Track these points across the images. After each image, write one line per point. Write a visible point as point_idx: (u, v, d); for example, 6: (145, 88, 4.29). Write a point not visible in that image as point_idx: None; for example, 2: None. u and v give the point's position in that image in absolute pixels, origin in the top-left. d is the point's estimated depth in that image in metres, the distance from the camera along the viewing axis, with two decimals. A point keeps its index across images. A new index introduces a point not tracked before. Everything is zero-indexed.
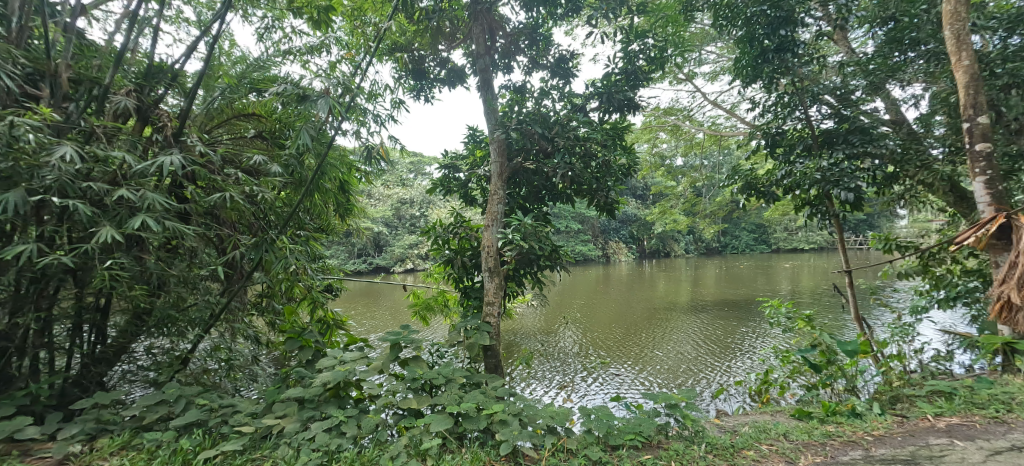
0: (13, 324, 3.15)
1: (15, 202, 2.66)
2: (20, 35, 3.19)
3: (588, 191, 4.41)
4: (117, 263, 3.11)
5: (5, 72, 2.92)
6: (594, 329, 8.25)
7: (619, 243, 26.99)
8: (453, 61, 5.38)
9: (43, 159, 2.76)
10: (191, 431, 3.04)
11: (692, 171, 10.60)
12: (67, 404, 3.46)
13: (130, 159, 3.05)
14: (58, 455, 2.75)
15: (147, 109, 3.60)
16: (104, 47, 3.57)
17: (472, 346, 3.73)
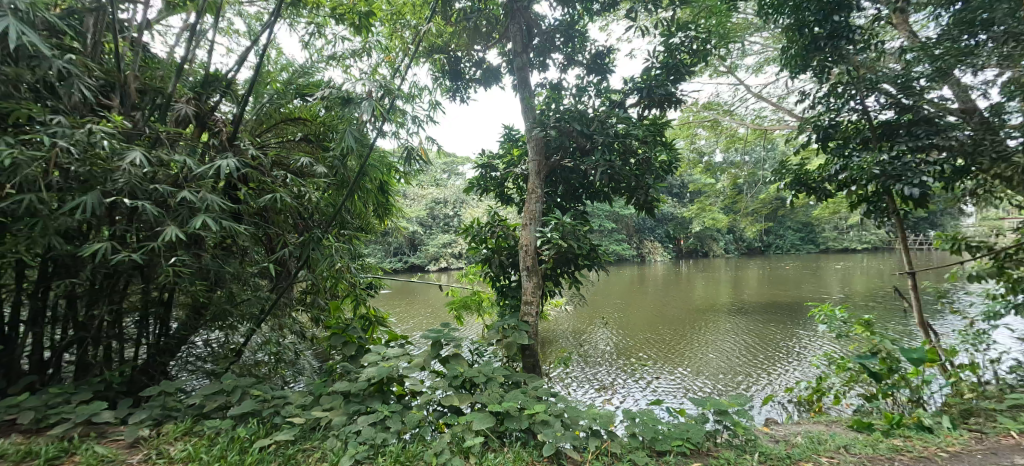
0: (90, 316, 3.43)
1: (92, 204, 2.86)
2: (95, 50, 3.44)
3: (627, 189, 4.32)
4: (180, 260, 3.31)
5: (83, 84, 3.17)
6: (633, 330, 8.09)
7: (656, 242, 26.39)
8: (488, 61, 5.38)
9: (115, 164, 2.96)
10: (247, 421, 3.19)
11: (733, 167, 10.24)
12: (135, 391, 3.72)
13: (191, 163, 3.22)
14: (129, 438, 2.94)
15: (205, 115, 3.82)
16: (166, 60, 3.92)
17: (510, 346, 3.75)
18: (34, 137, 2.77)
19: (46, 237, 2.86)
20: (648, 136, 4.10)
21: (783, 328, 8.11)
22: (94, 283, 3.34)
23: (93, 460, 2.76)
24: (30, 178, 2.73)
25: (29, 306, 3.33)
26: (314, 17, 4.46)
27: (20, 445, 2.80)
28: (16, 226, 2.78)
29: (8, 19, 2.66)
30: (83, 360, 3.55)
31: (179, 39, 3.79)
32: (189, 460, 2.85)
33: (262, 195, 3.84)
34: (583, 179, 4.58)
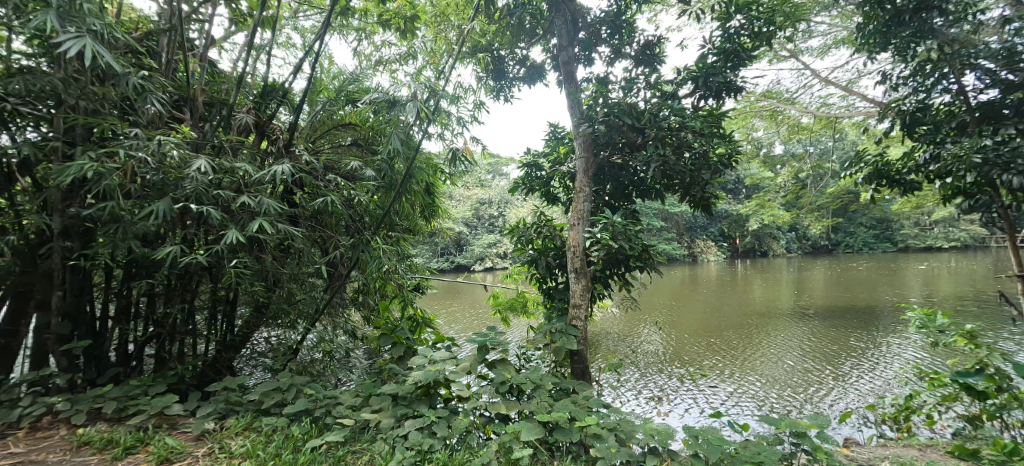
0: (165, 313, 3.61)
1: (162, 211, 2.98)
2: (169, 67, 3.65)
3: (681, 186, 4.05)
4: (241, 262, 3.40)
5: (157, 98, 3.34)
6: (687, 335, 7.70)
7: (708, 241, 25.30)
8: (532, 58, 5.23)
9: (185, 172, 3.07)
10: (300, 419, 3.22)
11: (795, 160, 9.59)
12: (204, 385, 3.88)
13: (250, 169, 3.30)
14: (195, 431, 3.03)
15: (264, 124, 3.95)
16: (231, 73, 4.09)
17: (559, 351, 3.61)
18: (114, 149, 2.94)
19: (126, 241, 3.01)
20: (706, 128, 3.80)
21: (857, 335, 7.44)
22: (168, 284, 3.50)
23: (162, 452, 2.86)
24: (111, 187, 2.91)
25: (116, 303, 3.57)
26: (362, 23, 4.51)
27: (102, 434, 2.98)
28: (102, 231, 2.98)
29: (85, 39, 2.74)
30: (160, 354, 3.75)
31: (241, 53, 3.96)
32: (248, 456, 2.89)
33: (315, 199, 3.91)
34: (633, 176, 4.36)
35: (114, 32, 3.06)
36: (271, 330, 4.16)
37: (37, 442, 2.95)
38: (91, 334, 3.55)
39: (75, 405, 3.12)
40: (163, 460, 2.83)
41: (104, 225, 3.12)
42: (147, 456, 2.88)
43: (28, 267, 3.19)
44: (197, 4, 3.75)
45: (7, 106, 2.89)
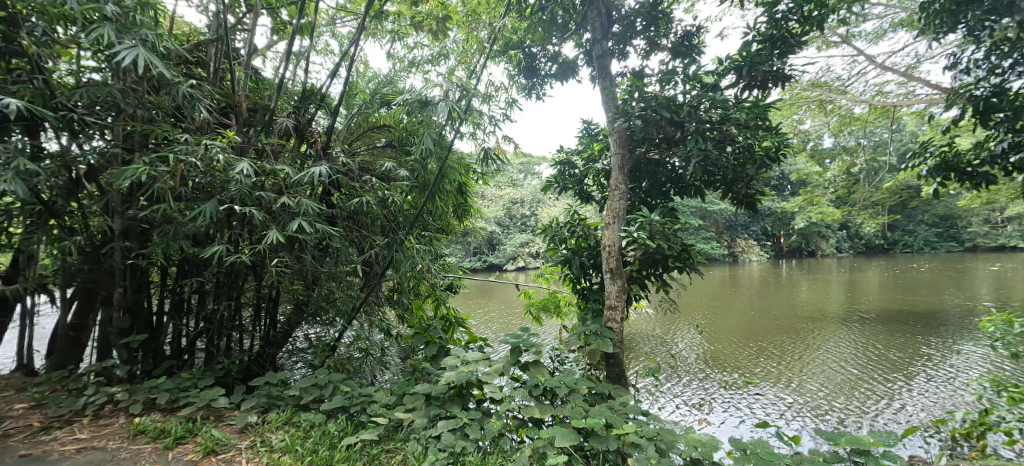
0: (214, 310, 3.73)
1: (209, 212, 3.06)
2: (216, 76, 3.79)
3: (723, 182, 3.84)
4: (282, 261, 3.46)
5: (204, 105, 3.45)
6: (728, 339, 7.39)
7: (749, 240, 24.34)
8: (564, 55, 5.11)
9: (229, 174, 3.14)
10: (337, 416, 3.23)
11: (846, 153, 9.05)
12: (249, 379, 3.99)
13: (289, 171, 3.34)
14: (239, 424, 3.08)
15: (303, 127, 4.03)
16: (273, 80, 4.23)
17: (593, 353, 3.50)
18: (166, 154, 3.04)
19: (177, 241, 3.12)
20: (751, 121, 3.58)
21: (918, 342, 6.93)
22: (216, 281, 3.60)
23: (209, 443, 2.91)
24: (164, 190, 3.02)
25: (170, 299, 3.73)
26: (396, 26, 4.53)
27: (155, 424, 3.08)
28: (157, 232, 3.11)
29: (138, 48, 2.86)
30: (210, 348, 3.87)
31: (282, 60, 4.07)
32: (287, 451, 2.92)
33: (351, 199, 3.93)
34: (671, 172, 4.19)
35: (165, 42, 3.21)
36: (311, 326, 4.21)
37: (99, 429, 3.10)
38: (147, 328, 3.71)
39: (133, 396, 3.28)
40: (209, 451, 2.89)
41: (158, 226, 3.25)
42: (195, 446, 2.95)
43: (94, 266, 3.52)
44: (241, 15, 3.88)
45: (74, 116, 3.06)
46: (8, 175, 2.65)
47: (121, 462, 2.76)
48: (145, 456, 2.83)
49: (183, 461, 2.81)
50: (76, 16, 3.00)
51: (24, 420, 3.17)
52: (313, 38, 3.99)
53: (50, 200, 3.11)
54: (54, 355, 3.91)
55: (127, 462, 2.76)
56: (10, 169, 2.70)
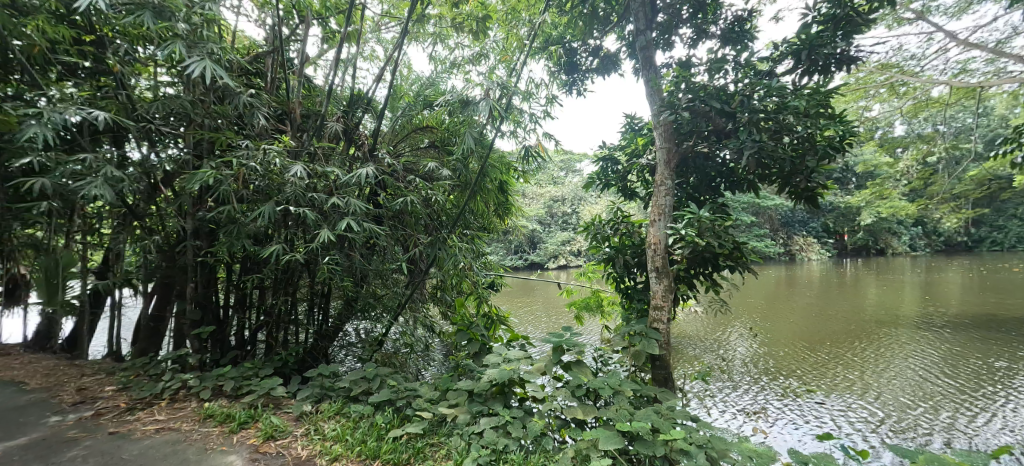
0: (273, 304, 3.88)
1: (268, 213, 3.18)
2: (273, 84, 3.96)
3: (779, 176, 3.60)
4: (333, 259, 3.55)
5: (262, 112, 3.62)
6: (784, 343, 7.01)
7: (808, 238, 22.97)
8: (606, 48, 4.96)
9: (284, 177, 3.24)
10: (385, 409, 3.26)
11: (921, 141, 8.34)
12: (304, 371, 4.12)
13: (338, 172, 3.41)
14: (295, 412, 3.17)
15: (351, 131, 4.13)
16: (323, 87, 4.35)
17: (638, 355, 3.39)
18: (230, 159, 3.20)
19: (239, 240, 3.27)
20: (812, 109, 3.32)
21: (1005, 352, 6.29)
22: (275, 278, 3.76)
23: (268, 429, 3.01)
24: (227, 193, 3.19)
25: (235, 294, 3.93)
26: (438, 27, 4.54)
27: (221, 409, 3.23)
28: (222, 232, 3.29)
29: (205, 61, 3.04)
30: (270, 340, 4.01)
31: (331, 66, 4.20)
32: (338, 440, 2.98)
33: (396, 199, 3.98)
34: (722, 166, 3.97)
35: (230, 55, 3.39)
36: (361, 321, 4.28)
37: (174, 411, 3.30)
38: (215, 321, 3.93)
39: (203, 382, 3.46)
40: (269, 437, 2.99)
41: (223, 226, 3.43)
42: (256, 431, 3.06)
43: (170, 263, 3.88)
44: (294, 26, 4.05)
45: (151, 127, 3.42)
46: (97, 180, 2.96)
47: (191, 443, 2.91)
48: (213, 438, 2.97)
49: (246, 444, 2.92)
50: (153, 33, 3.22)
51: (112, 401, 3.44)
52: (360, 44, 4.07)
53: (133, 204, 3.51)
54: (138, 343, 4.31)
55: (196, 443, 2.91)
56: (99, 175, 3.02)
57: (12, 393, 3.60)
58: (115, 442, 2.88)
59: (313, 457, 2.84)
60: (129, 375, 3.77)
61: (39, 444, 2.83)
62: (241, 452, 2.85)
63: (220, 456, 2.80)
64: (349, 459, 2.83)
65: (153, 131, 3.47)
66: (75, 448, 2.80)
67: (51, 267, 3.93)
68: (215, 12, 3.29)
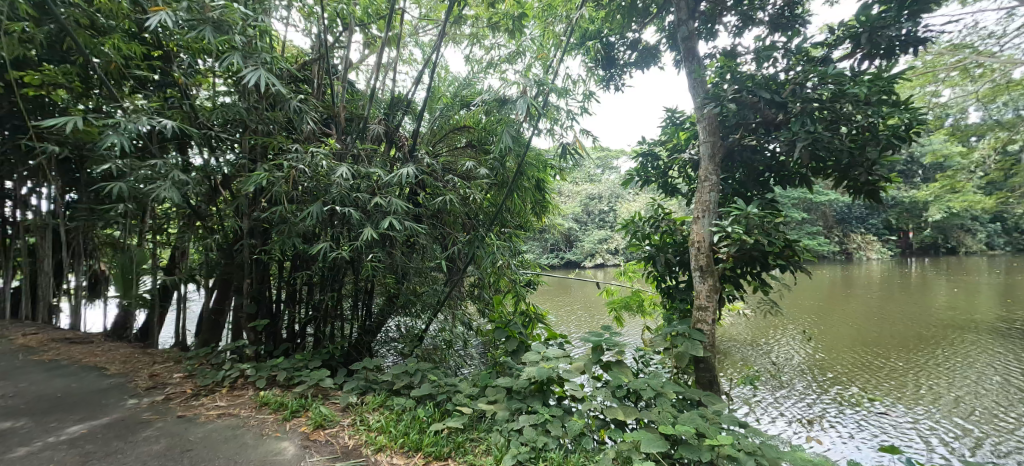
0: (320, 300, 4.00)
1: (315, 213, 3.27)
2: (319, 90, 4.09)
3: (837, 169, 3.38)
4: (376, 256, 3.62)
5: (310, 116, 3.74)
6: (840, 347, 6.62)
7: (866, 235, 21.56)
8: (644, 41, 4.80)
9: (330, 178, 3.32)
10: (426, 403, 3.28)
11: (999, 129, 7.65)
12: (350, 364, 4.21)
13: (381, 172, 3.46)
14: (342, 402, 3.24)
15: (392, 132, 4.20)
16: (366, 91, 4.44)
17: (682, 356, 3.26)
18: (281, 161, 3.31)
19: (289, 239, 3.38)
20: (873, 96, 3.08)
21: None
22: (322, 275, 3.87)
23: (318, 418, 3.09)
24: (280, 194, 3.30)
25: (286, 290, 4.08)
26: (474, 27, 4.54)
27: (275, 397, 3.35)
28: (275, 231, 3.42)
29: (260, 70, 3.17)
30: (317, 334, 4.13)
31: (373, 71, 4.29)
32: (382, 431, 3.00)
33: (435, 198, 4.01)
34: (771, 159, 3.75)
35: (281, 64, 3.53)
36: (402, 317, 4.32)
37: (234, 398, 3.45)
38: (269, 315, 4.10)
39: (259, 372, 3.61)
40: (319, 425, 3.06)
41: (276, 224, 3.56)
42: (307, 420, 3.14)
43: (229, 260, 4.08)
44: (338, 33, 4.17)
45: (211, 133, 3.59)
46: (166, 183, 3.13)
47: (249, 429, 3.02)
48: (268, 425, 3.07)
49: (298, 431, 3.01)
50: (212, 46, 3.40)
51: (180, 387, 3.65)
52: (399, 48, 4.16)
53: (196, 205, 3.72)
54: (201, 335, 4.58)
55: (254, 429, 3.02)
56: (168, 179, 3.19)
57: (95, 377, 3.88)
58: (182, 424, 3.04)
59: (359, 446, 2.88)
60: (194, 363, 4.00)
61: (118, 424, 3.03)
62: (293, 438, 2.93)
63: (275, 442, 2.89)
64: (393, 450, 2.86)
65: (213, 137, 3.65)
66: (148, 429, 2.97)
67: (126, 262, 4.26)
68: (267, 24, 3.41)
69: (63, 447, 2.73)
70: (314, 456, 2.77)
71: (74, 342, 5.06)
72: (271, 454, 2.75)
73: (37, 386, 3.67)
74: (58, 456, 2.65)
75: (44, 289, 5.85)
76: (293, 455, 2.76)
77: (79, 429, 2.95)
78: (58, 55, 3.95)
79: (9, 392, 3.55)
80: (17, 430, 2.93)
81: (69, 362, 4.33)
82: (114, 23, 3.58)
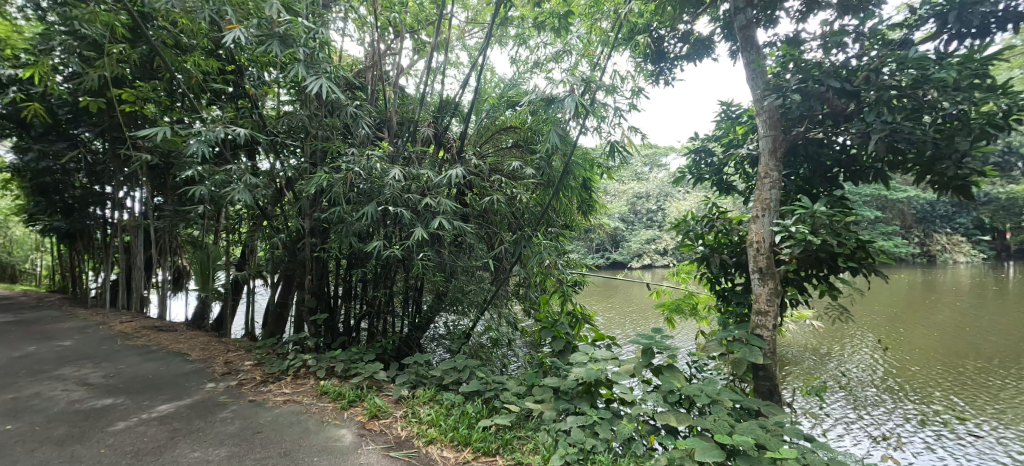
0: (374, 295, 4.11)
1: (370, 213, 3.36)
2: (373, 95, 4.22)
3: (920, 162, 3.06)
4: (427, 255, 3.67)
5: (364, 121, 3.86)
6: (924, 360, 6.03)
7: (953, 236, 19.68)
8: (697, 32, 4.57)
9: (384, 179, 3.40)
10: (475, 399, 3.28)
11: None
12: (401, 358, 4.31)
13: (431, 173, 3.50)
14: (395, 394, 3.30)
15: (440, 134, 4.24)
16: (415, 95, 4.52)
17: (739, 363, 3.07)
18: (339, 163, 3.43)
19: (347, 238, 3.50)
20: (964, 80, 2.76)
21: None
22: (375, 272, 3.97)
23: (372, 409, 3.17)
24: (338, 195, 3.42)
25: (342, 286, 4.23)
26: (519, 27, 4.52)
27: (334, 387, 3.48)
28: (333, 230, 3.54)
29: (320, 78, 3.30)
30: (371, 329, 4.25)
31: (422, 75, 4.38)
32: (433, 424, 3.03)
33: (483, 198, 4.02)
34: (841, 153, 3.46)
35: (341, 72, 3.67)
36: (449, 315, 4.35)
37: (298, 386, 3.61)
38: (328, 309, 4.27)
39: (319, 362, 3.77)
40: (373, 416, 3.14)
41: (334, 224, 3.69)
42: (363, 410, 3.23)
43: (292, 258, 4.29)
44: (390, 41, 4.29)
45: (276, 140, 3.80)
46: (239, 186, 3.33)
47: (311, 415, 3.14)
48: (327, 413, 3.19)
49: (354, 420, 3.10)
50: (278, 58, 3.59)
51: (251, 374, 3.87)
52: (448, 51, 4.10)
53: (264, 206, 3.94)
54: (268, 327, 4.86)
55: (316, 415, 3.14)
56: (241, 182, 3.40)
57: (178, 362, 4.20)
58: (254, 408, 3.22)
59: (411, 438, 2.92)
60: (262, 352, 4.21)
61: (199, 405, 3.25)
62: (350, 427, 3.02)
63: (334, 429, 2.99)
64: (444, 443, 2.87)
65: (279, 144, 3.85)
66: (224, 411, 3.17)
67: (204, 259, 4.65)
68: (328, 35, 3.57)
69: (154, 423, 2.96)
70: (369, 444, 2.84)
71: (161, 330, 5.53)
72: (331, 440, 2.84)
73: (132, 368, 4.02)
74: (150, 431, 2.87)
75: (137, 282, 6.51)
76: (351, 443, 2.84)
77: (167, 408, 3.19)
78: (148, 73, 4.34)
79: (109, 372, 3.90)
80: (117, 406, 3.21)
81: (158, 347, 4.72)
82: (194, 41, 3.87)
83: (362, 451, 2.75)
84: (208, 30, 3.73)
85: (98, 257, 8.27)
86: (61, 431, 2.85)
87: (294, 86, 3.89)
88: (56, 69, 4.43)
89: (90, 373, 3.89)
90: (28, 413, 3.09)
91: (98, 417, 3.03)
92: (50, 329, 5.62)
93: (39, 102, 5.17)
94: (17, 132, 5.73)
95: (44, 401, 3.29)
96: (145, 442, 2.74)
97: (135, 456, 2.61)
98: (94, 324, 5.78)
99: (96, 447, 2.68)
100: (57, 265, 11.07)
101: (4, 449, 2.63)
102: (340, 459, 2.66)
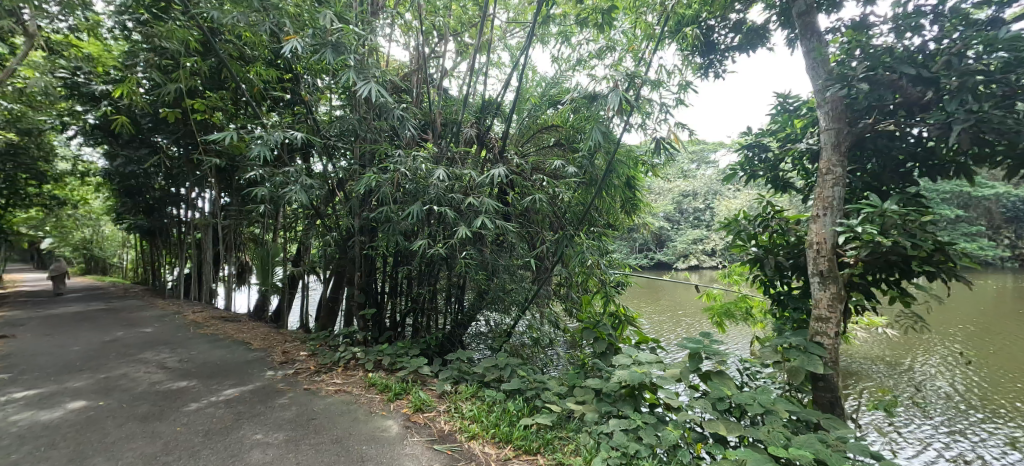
0: (419, 292, 4.14)
1: (415, 213, 3.38)
2: (418, 97, 4.28)
3: (1013, 154, 2.73)
4: (470, 254, 3.66)
5: (409, 123, 3.90)
6: (1016, 377, 5.41)
7: None
8: (749, 20, 4.31)
9: (428, 179, 3.42)
10: (517, 397, 3.25)
11: None
12: (444, 354, 4.33)
13: (474, 173, 3.49)
14: (439, 389, 3.31)
15: (483, 135, 4.23)
16: (459, 96, 4.54)
17: (797, 372, 2.87)
18: (388, 164, 3.48)
19: (393, 236, 3.55)
20: None
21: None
22: (420, 270, 4.01)
23: (416, 402, 3.19)
24: (387, 195, 3.48)
25: (389, 283, 4.29)
26: (561, 25, 4.44)
27: (381, 379, 3.54)
28: (380, 230, 3.60)
29: (367, 81, 3.37)
30: (416, 324, 4.31)
31: (465, 76, 4.40)
32: (475, 420, 3.01)
33: (524, 198, 3.97)
34: (917, 145, 3.16)
35: (388, 77, 3.74)
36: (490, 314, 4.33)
37: (347, 377, 3.70)
38: (375, 304, 4.36)
39: (367, 355, 3.86)
40: (418, 409, 3.16)
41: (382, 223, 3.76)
42: (408, 403, 3.26)
43: (342, 255, 4.42)
44: (434, 44, 4.33)
45: (325, 143, 3.93)
46: (296, 186, 3.45)
47: (360, 405, 3.21)
48: (375, 404, 3.24)
49: (400, 413, 3.14)
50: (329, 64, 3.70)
51: (306, 363, 4.02)
52: (489, 52, 4.05)
53: (317, 205, 4.07)
54: (319, 320, 5.05)
55: (365, 406, 3.20)
56: (298, 183, 3.52)
57: (241, 350, 4.43)
58: (307, 396, 3.32)
59: (454, 432, 2.92)
60: (316, 344, 4.36)
61: (260, 391, 3.40)
62: (396, 418, 3.06)
63: (381, 419, 3.04)
64: (485, 439, 2.85)
65: (330, 147, 3.98)
66: (282, 397, 3.29)
67: (266, 255, 4.88)
68: (377, 41, 3.65)
69: (221, 406, 3.12)
70: (414, 436, 2.86)
71: (227, 319, 5.87)
72: (378, 430, 2.89)
73: (202, 354, 4.27)
74: (218, 413, 3.02)
75: (207, 274, 6.96)
76: (397, 434, 2.87)
77: (232, 392, 3.36)
78: (216, 83, 4.62)
79: (183, 357, 4.16)
80: (190, 388, 3.41)
81: (223, 336, 5.00)
82: (257, 52, 4.10)
83: (407, 442, 2.78)
84: (268, 41, 3.92)
85: (174, 252, 8.93)
86: (143, 409, 3.05)
87: (345, 91, 4.01)
88: (139, 82, 4.82)
89: (167, 357, 4.16)
90: (116, 391, 3.34)
91: (174, 398, 3.22)
92: (134, 316, 6.10)
93: (125, 114, 5.62)
94: (107, 140, 6.28)
95: (129, 380, 3.55)
96: (213, 422, 2.88)
97: (205, 435, 2.75)
98: (171, 313, 6.23)
99: (172, 425, 2.84)
100: (140, 258, 12.10)
101: (96, 422, 2.85)
102: (388, 449, 2.70)
